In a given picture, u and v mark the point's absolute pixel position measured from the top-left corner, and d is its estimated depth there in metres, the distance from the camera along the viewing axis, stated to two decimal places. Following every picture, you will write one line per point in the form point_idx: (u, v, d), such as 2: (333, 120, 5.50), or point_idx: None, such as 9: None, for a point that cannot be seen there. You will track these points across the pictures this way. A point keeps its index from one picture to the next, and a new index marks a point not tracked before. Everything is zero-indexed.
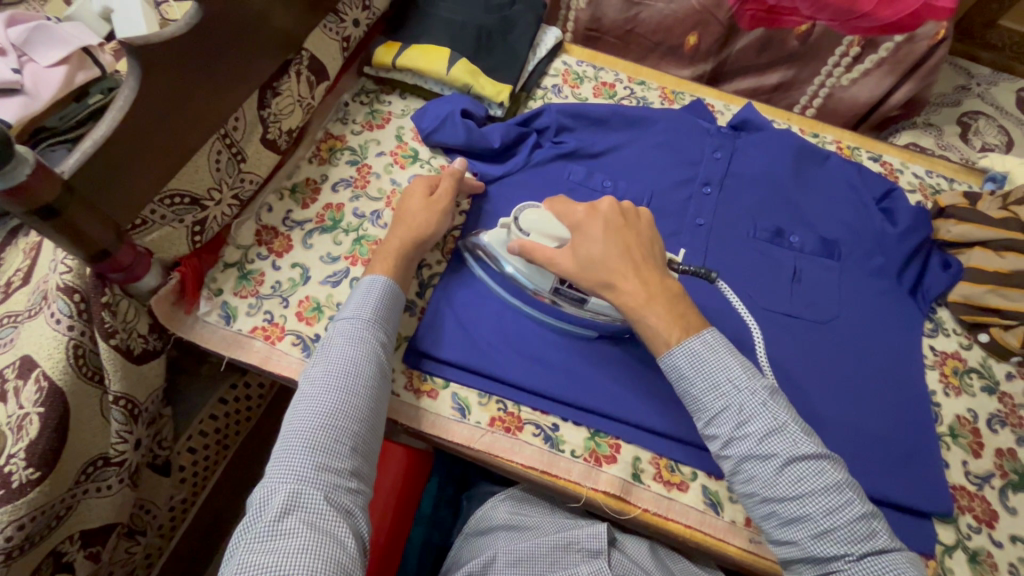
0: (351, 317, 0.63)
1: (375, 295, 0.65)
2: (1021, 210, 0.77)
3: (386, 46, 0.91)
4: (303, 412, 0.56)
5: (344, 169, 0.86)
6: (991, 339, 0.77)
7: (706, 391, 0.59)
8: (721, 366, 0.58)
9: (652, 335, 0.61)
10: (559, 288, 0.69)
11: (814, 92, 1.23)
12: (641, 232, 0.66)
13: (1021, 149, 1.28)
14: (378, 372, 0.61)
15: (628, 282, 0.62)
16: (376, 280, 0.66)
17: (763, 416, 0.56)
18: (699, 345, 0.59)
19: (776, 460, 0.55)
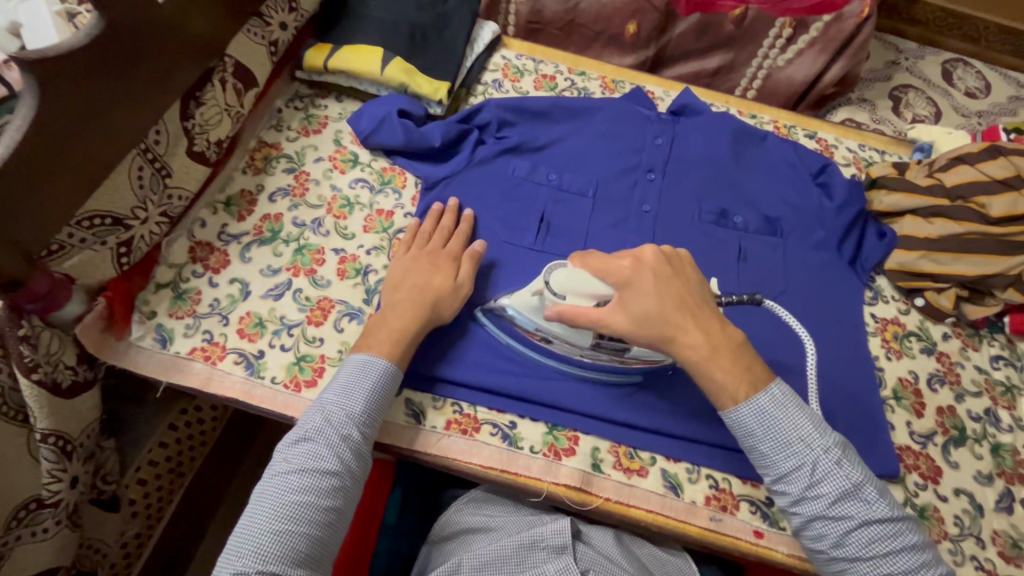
0: (342, 398, 0.61)
1: (372, 376, 0.62)
2: (945, 176, 0.80)
3: (316, 49, 0.89)
4: (274, 491, 0.55)
5: (281, 177, 0.83)
6: (927, 302, 0.80)
7: (776, 450, 0.59)
8: (793, 425, 0.58)
9: (715, 391, 0.60)
10: (600, 342, 0.66)
11: (753, 74, 1.24)
12: (688, 281, 0.64)
13: (949, 119, 1.33)
14: (358, 463, 0.59)
15: (686, 338, 0.61)
16: (376, 361, 0.63)
17: (835, 477, 0.57)
18: (768, 405, 0.59)
19: (851, 524, 0.56)
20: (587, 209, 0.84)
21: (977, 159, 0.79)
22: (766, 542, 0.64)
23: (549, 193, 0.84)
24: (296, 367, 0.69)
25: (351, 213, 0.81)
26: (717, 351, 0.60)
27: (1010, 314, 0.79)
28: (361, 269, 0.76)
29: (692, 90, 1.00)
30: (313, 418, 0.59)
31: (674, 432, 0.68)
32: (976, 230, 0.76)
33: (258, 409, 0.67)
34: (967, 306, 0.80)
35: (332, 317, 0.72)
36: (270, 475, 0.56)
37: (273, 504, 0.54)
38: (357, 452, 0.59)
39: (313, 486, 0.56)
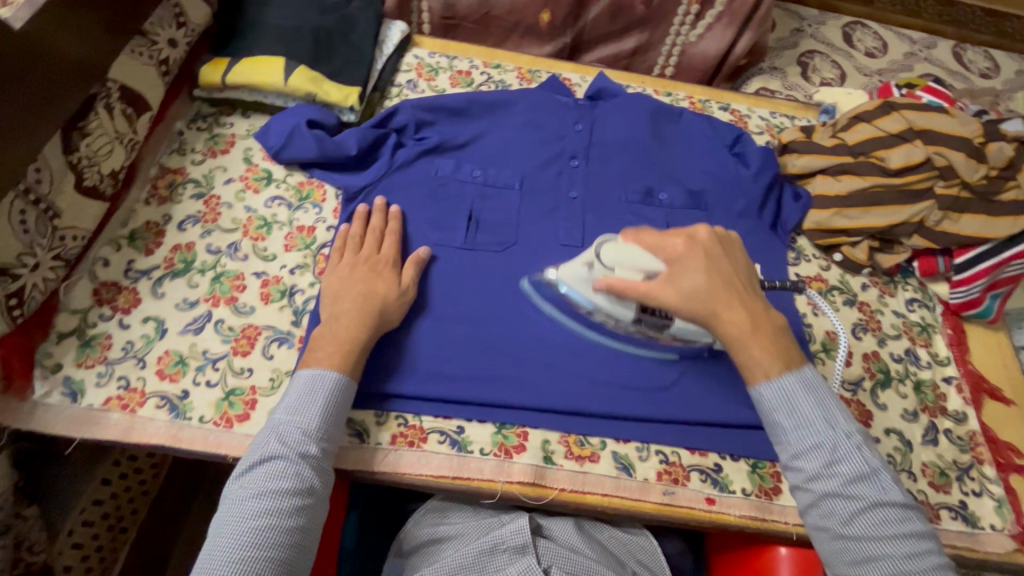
0: (296, 416, 0.58)
1: (323, 389, 0.60)
2: (847, 136, 0.84)
3: (212, 64, 0.84)
4: (231, 520, 0.53)
5: (189, 204, 0.78)
6: (844, 257, 0.84)
7: (795, 427, 0.56)
8: (817, 404, 0.56)
9: (748, 364, 0.59)
10: (642, 317, 0.67)
11: (668, 52, 1.27)
12: (735, 260, 0.65)
13: (853, 80, 1.41)
14: (321, 481, 0.57)
15: (728, 315, 0.60)
16: (327, 374, 0.60)
17: (855, 458, 0.54)
18: (792, 385, 0.57)
19: (863, 502, 0.53)
20: (515, 202, 0.83)
21: (873, 117, 0.84)
22: (718, 508, 0.66)
23: (476, 190, 0.83)
24: (225, 403, 0.65)
25: (270, 233, 0.77)
26: (758, 327, 0.60)
27: (919, 259, 0.83)
28: (286, 291, 0.73)
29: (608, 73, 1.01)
30: (268, 441, 0.57)
31: (621, 415, 0.69)
32: (879, 183, 0.80)
33: (188, 452, 0.63)
34: (879, 255, 0.84)
35: (260, 345, 0.69)
36: (226, 504, 0.53)
37: (231, 532, 0.52)
38: (318, 470, 0.57)
39: (273, 509, 0.53)
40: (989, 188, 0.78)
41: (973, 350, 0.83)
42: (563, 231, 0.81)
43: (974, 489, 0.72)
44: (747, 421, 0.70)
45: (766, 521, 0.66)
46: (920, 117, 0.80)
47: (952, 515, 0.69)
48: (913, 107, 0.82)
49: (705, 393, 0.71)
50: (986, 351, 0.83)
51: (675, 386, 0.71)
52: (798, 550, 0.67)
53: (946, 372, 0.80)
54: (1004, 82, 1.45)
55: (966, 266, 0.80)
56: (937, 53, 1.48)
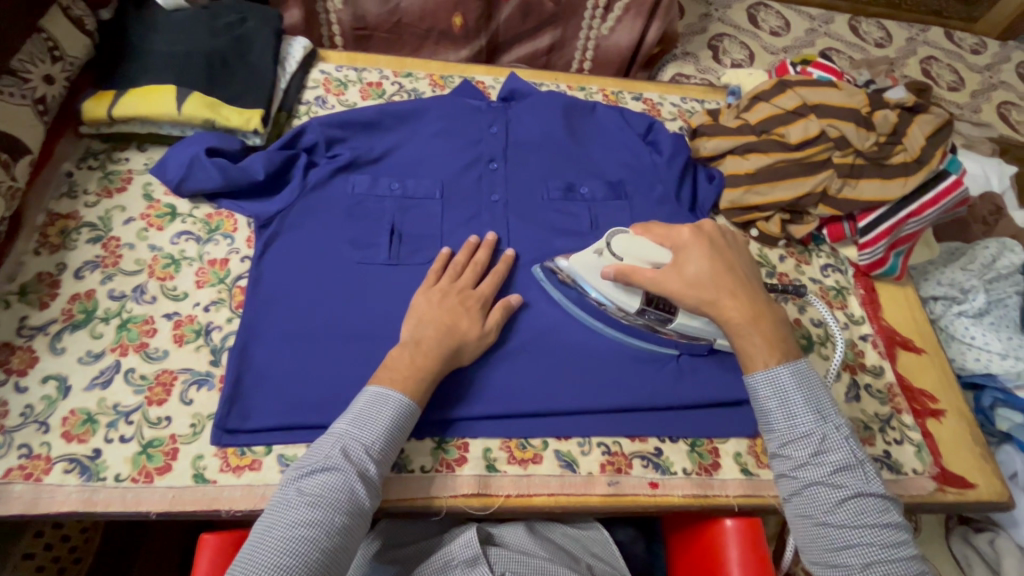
0: (361, 428, 0.56)
1: (388, 410, 0.58)
2: (750, 116, 0.88)
3: (96, 98, 0.79)
4: (276, 524, 0.50)
5: (85, 249, 0.73)
6: (760, 232, 0.88)
7: (786, 417, 0.59)
8: (809, 399, 0.59)
9: (749, 352, 0.61)
10: (646, 309, 0.71)
11: (583, 47, 1.29)
12: (740, 254, 0.68)
13: (761, 59, 1.47)
14: (370, 500, 0.55)
15: (730, 302, 0.63)
16: (391, 394, 0.59)
17: (841, 450, 0.57)
18: (787, 376, 0.60)
19: (843, 494, 0.55)
20: (437, 211, 0.81)
21: (771, 96, 0.88)
22: (662, 490, 0.68)
23: (395, 204, 0.81)
24: (143, 456, 0.61)
25: (178, 271, 0.73)
26: (757, 318, 0.62)
27: (827, 226, 0.87)
28: (201, 329, 0.70)
29: (519, 73, 1.01)
30: (328, 449, 0.55)
31: (561, 413, 0.69)
32: (782, 159, 0.84)
33: (105, 515, 0.59)
34: (792, 227, 0.88)
35: (177, 390, 0.65)
36: (274, 506, 0.52)
37: (275, 536, 0.49)
38: (369, 489, 0.55)
39: (319, 521, 0.51)
40: (881, 153, 0.82)
41: (885, 306, 0.88)
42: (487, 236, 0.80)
43: (896, 438, 0.76)
44: (682, 403, 0.71)
45: (708, 497, 0.68)
46: (811, 93, 0.85)
47: (878, 465, 0.73)
48: (804, 84, 0.87)
49: (639, 380, 0.72)
50: (897, 307, 0.89)
51: (611, 378, 0.72)
52: (742, 520, 0.68)
53: (862, 330, 0.84)
54: (897, 50, 1.53)
55: (870, 227, 0.84)
56: (835, 27, 1.56)
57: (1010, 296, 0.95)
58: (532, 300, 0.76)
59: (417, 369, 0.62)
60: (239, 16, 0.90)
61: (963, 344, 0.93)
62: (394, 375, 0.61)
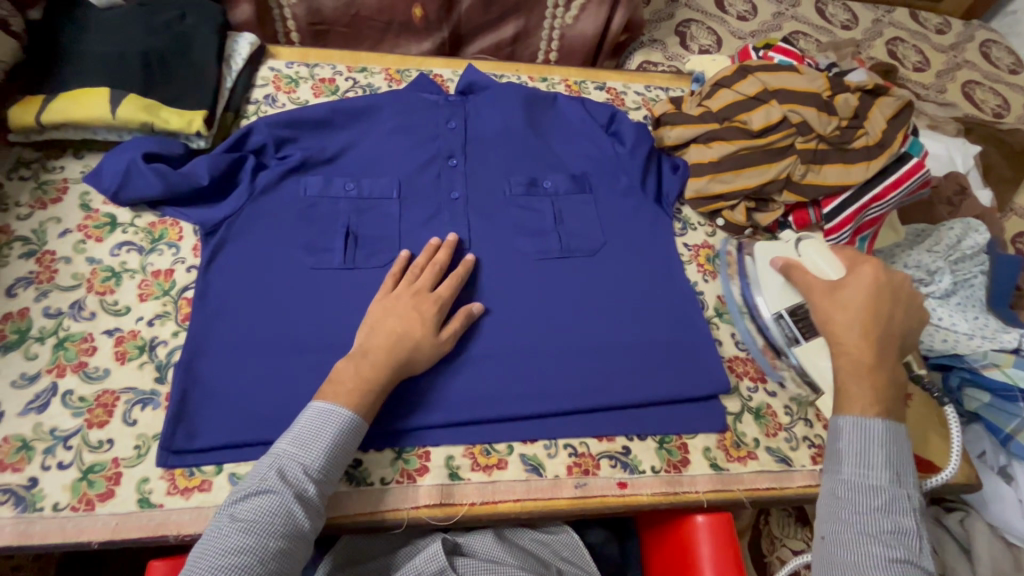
0: (300, 448, 0.54)
1: (330, 428, 0.55)
2: (711, 103, 0.86)
3: (23, 103, 0.74)
4: (207, 550, 0.48)
5: (18, 265, 0.69)
6: (726, 221, 0.86)
7: (859, 464, 0.57)
8: (892, 459, 0.57)
9: (852, 393, 0.60)
10: (783, 317, 0.74)
11: (548, 36, 1.26)
12: (909, 319, 0.67)
13: (729, 45, 1.45)
14: (311, 521, 0.53)
15: (853, 335, 0.63)
16: (336, 411, 0.56)
17: (906, 516, 0.54)
18: (880, 432, 0.57)
19: (896, 556, 0.52)
20: (394, 211, 0.78)
21: (732, 83, 0.86)
22: (631, 490, 0.66)
23: (349, 205, 0.77)
24: (83, 483, 0.58)
25: (119, 284, 0.70)
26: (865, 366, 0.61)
27: (793, 213, 0.86)
28: (145, 345, 0.66)
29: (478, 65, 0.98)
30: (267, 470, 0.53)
31: (525, 416, 0.67)
32: (745, 146, 0.82)
33: (43, 547, 0.56)
34: (757, 215, 0.86)
35: (119, 411, 0.62)
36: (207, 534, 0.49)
37: (203, 567, 0.47)
38: (311, 510, 0.53)
39: (250, 549, 0.48)
40: (842, 138, 0.81)
41: None
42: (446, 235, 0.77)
43: None
44: (650, 400, 0.70)
45: (677, 494, 0.67)
46: (772, 78, 0.83)
47: None
48: (765, 69, 0.85)
49: (605, 377, 0.70)
50: None
51: (578, 376, 0.70)
52: (712, 515, 0.68)
53: None
54: (864, 31, 1.53)
55: (834, 213, 0.83)
56: (802, 10, 1.55)
57: (976, 276, 0.95)
58: (493, 301, 0.73)
59: (365, 381, 0.59)
60: (178, 12, 0.86)
61: (931, 326, 0.92)
62: (338, 389, 0.58)
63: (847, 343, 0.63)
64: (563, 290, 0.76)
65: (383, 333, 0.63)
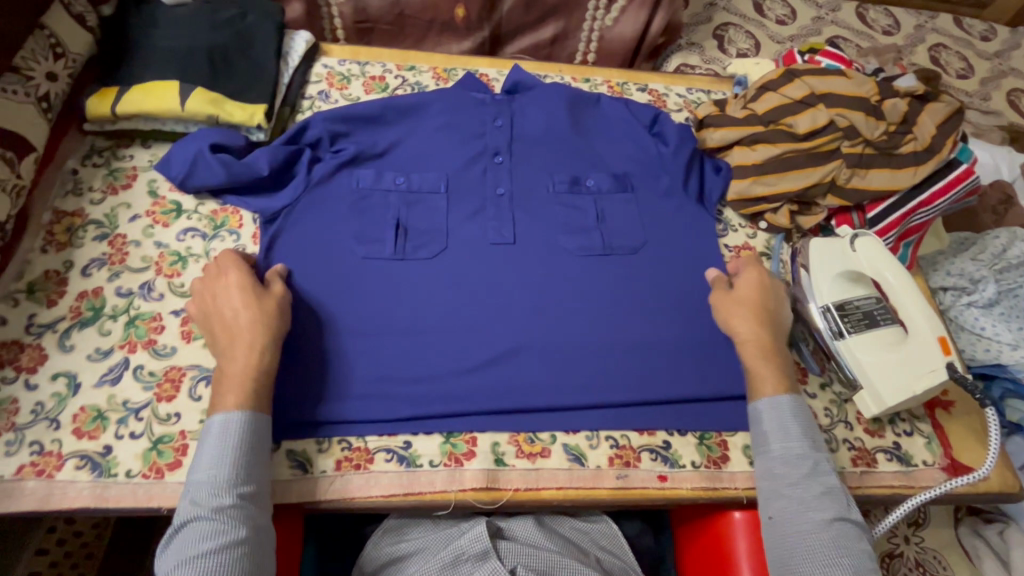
0: (202, 470, 0.54)
1: (225, 434, 0.56)
2: (756, 106, 0.87)
3: (99, 95, 0.78)
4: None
5: (92, 247, 0.73)
6: (768, 224, 0.87)
7: (784, 439, 0.62)
8: (805, 425, 0.63)
9: (761, 377, 0.66)
10: (829, 312, 0.75)
11: (587, 38, 1.27)
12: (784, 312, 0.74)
13: (767, 49, 1.45)
14: (262, 518, 0.55)
15: (749, 328, 0.70)
16: (229, 416, 0.57)
17: (829, 474, 0.60)
18: (789, 404, 0.64)
19: (828, 516, 0.57)
20: (442, 206, 0.80)
21: (778, 86, 0.87)
22: (670, 484, 0.67)
23: (399, 198, 0.80)
24: (153, 452, 0.62)
25: (185, 267, 0.73)
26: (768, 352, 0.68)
27: (835, 218, 0.85)
28: None
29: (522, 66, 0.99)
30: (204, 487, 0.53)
31: (567, 407, 0.69)
32: (790, 149, 0.82)
33: (117, 510, 0.59)
34: (800, 218, 0.86)
35: (186, 387, 0.65)
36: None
37: None
38: (252, 512, 0.54)
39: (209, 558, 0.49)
40: (890, 142, 0.81)
41: None
42: (492, 230, 0.78)
43: (906, 430, 0.75)
44: (691, 397, 0.71)
45: (717, 489, 0.68)
46: (820, 82, 0.84)
47: (888, 456, 0.72)
48: (812, 74, 0.85)
49: (648, 374, 0.71)
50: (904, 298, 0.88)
51: (619, 371, 0.71)
52: (749, 512, 0.69)
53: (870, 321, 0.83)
54: (905, 37, 1.51)
55: (879, 218, 0.82)
56: (842, 15, 1.53)
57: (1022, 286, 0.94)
58: (537, 296, 0.74)
59: (246, 371, 0.60)
60: (240, 10, 0.90)
61: (973, 334, 0.92)
62: (228, 389, 0.59)
63: (746, 334, 0.69)
64: (605, 287, 0.76)
65: (248, 316, 0.63)
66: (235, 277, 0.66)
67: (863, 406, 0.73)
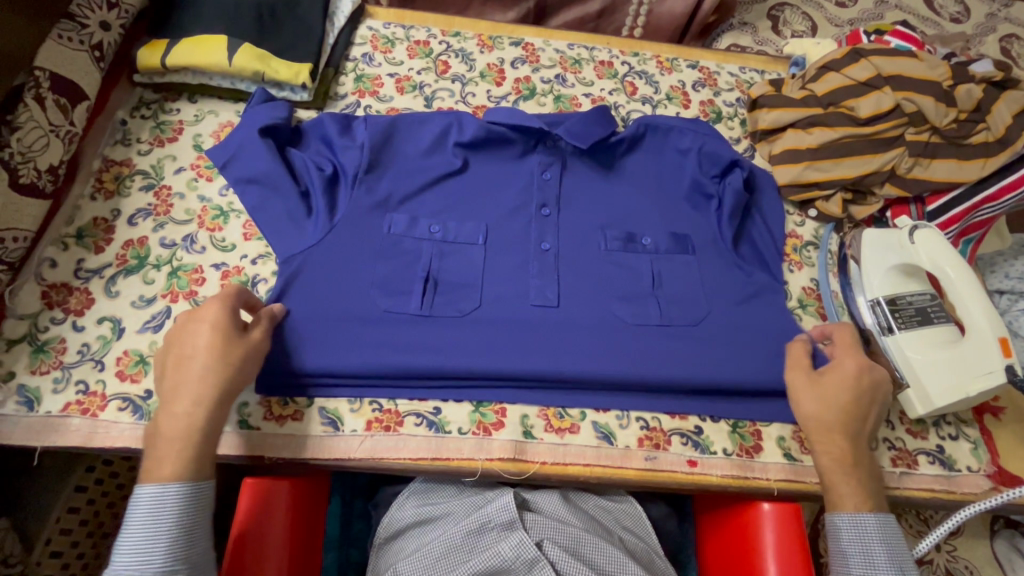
0: (126, 550, 0.49)
1: (148, 514, 0.49)
2: (816, 86, 0.83)
3: (150, 46, 0.79)
4: None
5: (138, 197, 0.74)
6: (819, 212, 0.82)
7: (867, 564, 0.56)
8: (897, 548, 0.57)
9: (839, 492, 0.60)
10: (877, 305, 0.73)
11: (635, 12, 1.22)
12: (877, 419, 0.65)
13: (825, 32, 1.37)
14: None
15: (836, 434, 0.62)
16: (152, 493, 0.50)
17: None
18: (872, 523, 0.58)
19: None
20: (480, 258, 0.72)
21: (842, 66, 0.82)
22: (700, 469, 0.66)
23: (433, 248, 0.71)
24: None
25: (226, 222, 0.74)
26: (852, 461, 0.61)
27: (891, 209, 0.81)
28: (248, 281, 0.71)
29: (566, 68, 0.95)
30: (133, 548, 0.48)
31: (596, 388, 0.67)
32: (849, 134, 0.78)
33: None
34: (853, 208, 0.82)
35: None
36: None
37: None
38: None
39: None
40: (959, 131, 0.76)
41: None
42: (535, 290, 0.70)
43: (951, 433, 0.72)
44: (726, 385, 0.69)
45: (747, 478, 0.67)
46: (888, 63, 0.79)
47: (929, 459, 0.69)
48: (880, 54, 0.80)
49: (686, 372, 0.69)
50: None
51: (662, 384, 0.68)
52: (783, 505, 0.66)
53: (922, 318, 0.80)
54: (975, 26, 1.42)
55: (940, 211, 0.78)
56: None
57: None
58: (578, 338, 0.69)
59: (188, 439, 0.53)
60: None
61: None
62: (162, 457, 0.52)
63: (823, 435, 0.63)
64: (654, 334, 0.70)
65: (207, 371, 0.56)
66: (215, 312, 0.58)
67: (906, 405, 0.70)
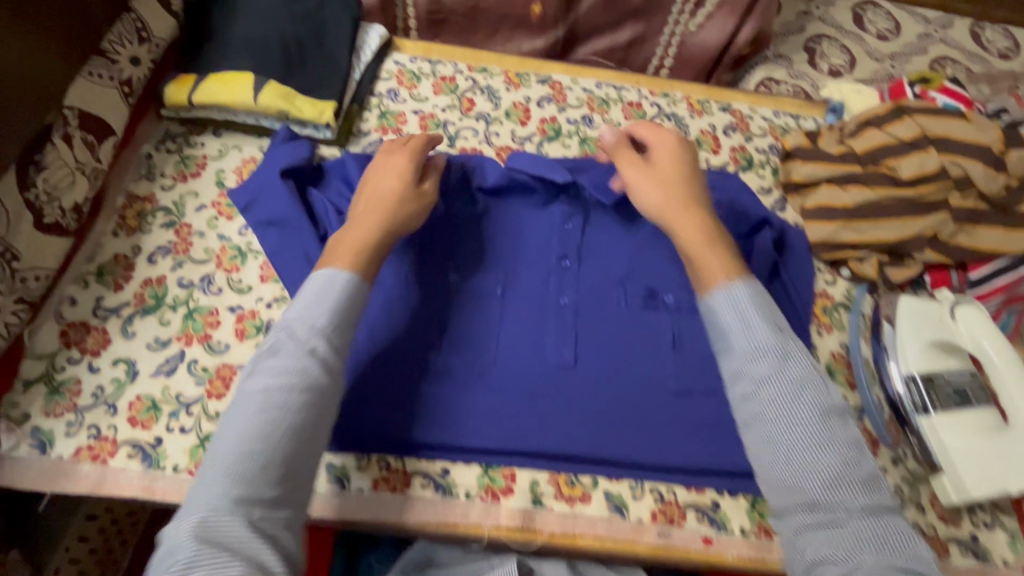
0: (313, 313, 0.54)
1: (337, 289, 0.56)
2: (855, 142, 0.79)
3: (178, 82, 0.79)
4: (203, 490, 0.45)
5: (159, 235, 0.74)
6: (851, 272, 0.78)
7: (793, 430, 0.51)
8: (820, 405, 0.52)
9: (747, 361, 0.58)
10: (914, 381, 0.69)
11: (667, 43, 1.20)
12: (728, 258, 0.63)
13: (864, 67, 1.32)
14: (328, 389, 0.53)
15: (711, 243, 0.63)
16: (340, 276, 0.57)
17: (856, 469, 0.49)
18: (791, 379, 0.52)
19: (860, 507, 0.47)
20: (496, 313, 0.70)
21: (884, 122, 0.79)
22: (715, 548, 0.63)
23: (450, 300, 0.71)
24: (200, 449, 0.63)
25: (244, 263, 0.74)
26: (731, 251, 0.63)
27: (930, 273, 0.77)
28: (262, 325, 0.70)
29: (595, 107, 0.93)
30: (247, 426, 0.48)
31: (609, 460, 0.65)
32: (888, 195, 0.75)
33: (162, 503, 0.61)
34: (890, 270, 0.77)
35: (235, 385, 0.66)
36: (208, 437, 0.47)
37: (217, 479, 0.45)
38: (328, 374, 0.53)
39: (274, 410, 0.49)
40: (1008, 199, 0.74)
41: None
42: (551, 348, 0.69)
43: (986, 521, 0.67)
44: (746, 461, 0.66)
45: (765, 561, 0.63)
46: (933, 123, 0.76)
47: (962, 550, 0.65)
48: (925, 111, 0.77)
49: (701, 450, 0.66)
50: None
51: (676, 458, 0.65)
52: None
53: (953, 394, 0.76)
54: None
55: (982, 281, 0.75)
56: (953, 33, 1.38)
57: None
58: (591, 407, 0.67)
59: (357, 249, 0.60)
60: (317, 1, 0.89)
61: None
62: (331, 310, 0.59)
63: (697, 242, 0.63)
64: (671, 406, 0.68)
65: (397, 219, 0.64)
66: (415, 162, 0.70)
67: (941, 491, 0.66)
